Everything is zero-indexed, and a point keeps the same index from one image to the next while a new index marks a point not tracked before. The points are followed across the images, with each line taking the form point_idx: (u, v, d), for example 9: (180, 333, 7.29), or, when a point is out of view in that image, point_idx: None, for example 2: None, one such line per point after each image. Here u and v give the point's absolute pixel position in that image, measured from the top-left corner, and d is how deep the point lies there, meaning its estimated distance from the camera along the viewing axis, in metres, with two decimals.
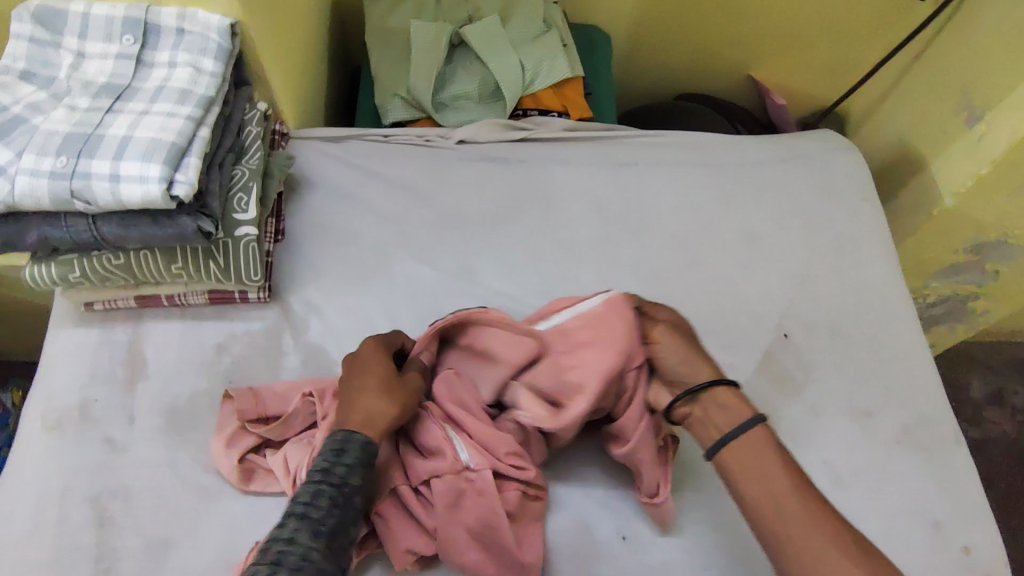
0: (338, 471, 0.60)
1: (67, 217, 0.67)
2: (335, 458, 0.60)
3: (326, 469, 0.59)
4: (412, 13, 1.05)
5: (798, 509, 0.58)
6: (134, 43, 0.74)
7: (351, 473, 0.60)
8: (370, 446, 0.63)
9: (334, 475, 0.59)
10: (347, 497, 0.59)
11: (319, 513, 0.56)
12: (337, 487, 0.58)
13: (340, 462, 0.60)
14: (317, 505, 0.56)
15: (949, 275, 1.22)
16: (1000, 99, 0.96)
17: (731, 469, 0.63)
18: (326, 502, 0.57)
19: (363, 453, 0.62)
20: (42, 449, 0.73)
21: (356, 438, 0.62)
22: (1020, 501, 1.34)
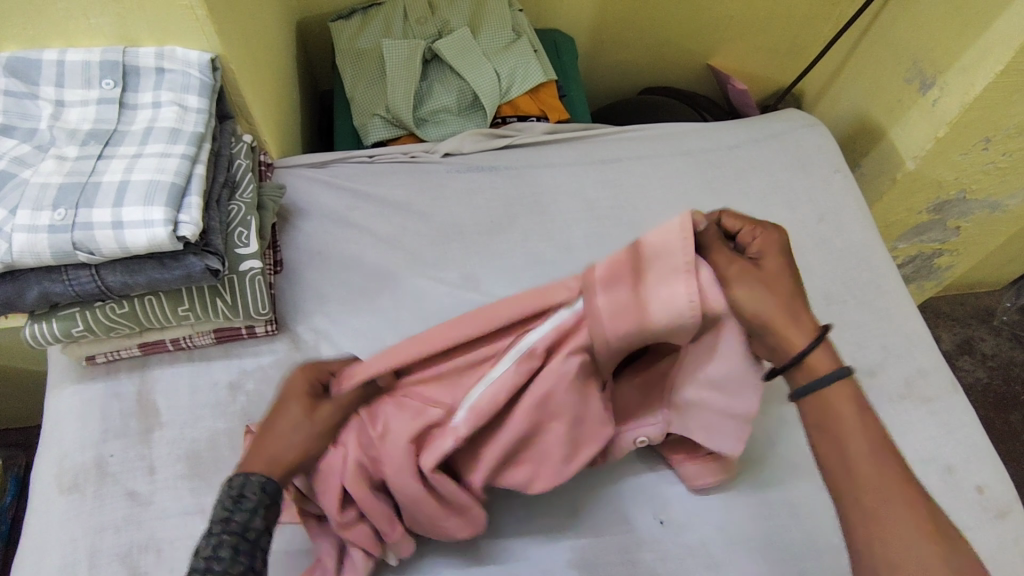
0: (239, 518, 0.54)
1: (68, 269, 0.66)
2: (233, 506, 0.54)
3: (226, 518, 0.54)
4: (382, 33, 1.07)
5: (887, 476, 0.53)
6: (115, 87, 0.73)
7: (252, 519, 0.54)
8: (270, 486, 0.56)
9: (234, 523, 0.53)
10: (255, 544, 0.54)
11: (222, 565, 0.51)
12: (240, 534, 0.53)
13: (241, 509, 0.54)
14: (219, 558, 0.52)
15: (915, 236, 1.28)
16: (949, 66, 1.02)
17: (826, 435, 0.56)
18: (229, 553, 0.52)
19: (264, 496, 0.55)
20: (61, 513, 0.70)
21: (253, 481, 0.56)
22: (1001, 441, 1.42)
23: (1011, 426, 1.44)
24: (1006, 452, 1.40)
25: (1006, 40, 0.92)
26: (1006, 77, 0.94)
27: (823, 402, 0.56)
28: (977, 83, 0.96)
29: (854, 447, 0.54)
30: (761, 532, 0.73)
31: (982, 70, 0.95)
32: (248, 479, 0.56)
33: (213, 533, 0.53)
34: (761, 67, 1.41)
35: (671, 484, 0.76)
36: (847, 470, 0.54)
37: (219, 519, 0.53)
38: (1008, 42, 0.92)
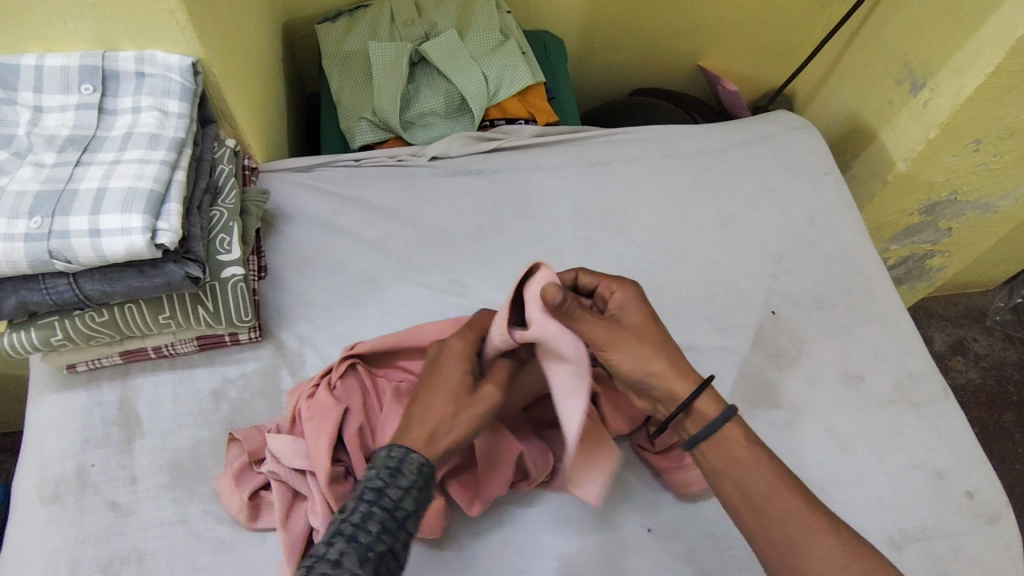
0: (393, 494, 0.53)
1: (46, 278, 0.65)
2: (390, 478, 0.54)
3: (379, 489, 0.53)
4: (369, 35, 1.06)
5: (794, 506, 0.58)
6: (94, 92, 0.72)
7: (404, 496, 0.54)
8: (428, 468, 0.56)
9: (386, 497, 0.53)
10: (399, 524, 0.53)
11: (368, 539, 0.51)
12: (389, 511, 0.53)
13: (395, 484, 0.54)
14: (366, 529, 0.51)
15: (907, 238, 1.27)
16: (939, 67, 1.01)
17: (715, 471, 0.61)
18: (378, 528, 0.52)
19: (421, 477, 0.55)
20: (41, 524, 0.69)
21: (414, 457, 0.56)
22: (993, 442, 1.41)
23: (1003, 426, 1.44)
24: (998, 452, 1.40)
25: (995, 41, 0.92)
26: (997, 77, 0.94)
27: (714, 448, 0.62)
28: (967, 84, 0.96)
29: (752, 486, 0.59)
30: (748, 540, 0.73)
31: (973, 71, 0.95)
32: (408, 454, 0.56)
33: (365, 501, 0.53)
34: (752, 68, 1.41)
35: (659, 490, 0.75)
36: (763, 515, 0.59)
37: (373, 489, 0.53)
38: (997, 43, 0.92)
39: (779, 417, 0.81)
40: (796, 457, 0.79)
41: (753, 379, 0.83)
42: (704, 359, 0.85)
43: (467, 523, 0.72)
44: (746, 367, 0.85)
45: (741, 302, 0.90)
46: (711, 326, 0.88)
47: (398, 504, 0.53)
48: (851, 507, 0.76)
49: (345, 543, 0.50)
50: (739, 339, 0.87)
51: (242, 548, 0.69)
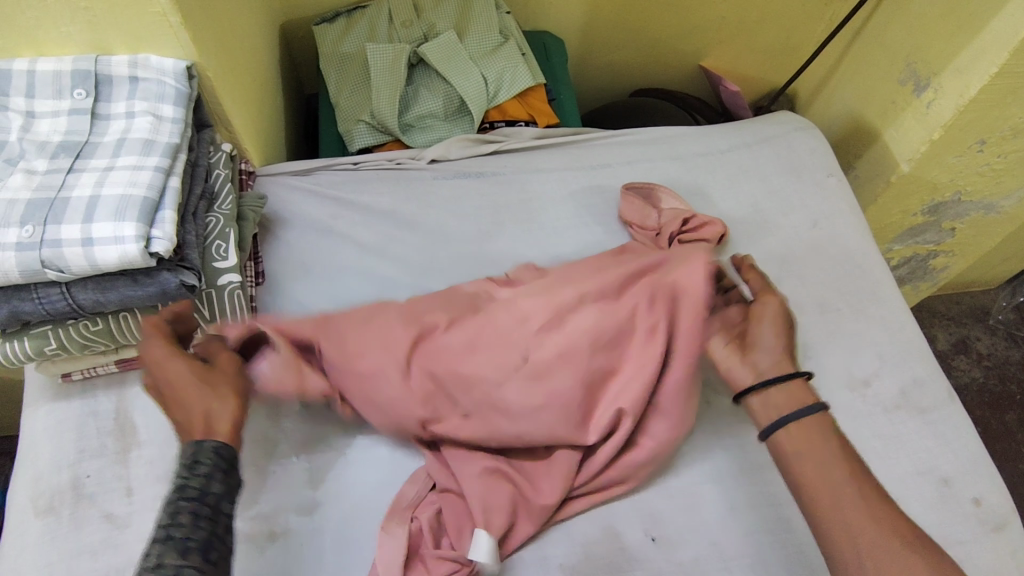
0: (196, 484, 0.55)
1: (38, 288, 0.64)
2: (187, 474, 0.56)
3: (182, 485, 0.55)
4: (367, 37, 1.05)
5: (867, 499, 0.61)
6: (87, 97, 0.71)
7: (209, 482, 0.56)
8: (225, 451, 0.59)
9: (190, 489, 0.55)
10: (215, 508, 0.55)
11: (183, 531, 0.53)
12: (198, 499, 0.55)
13: (196, 475, 0.56)
14: (178, 524, 0.53)
15: (910, 238, 1.26)
16: (943, 67, 1.00)
17: (783, 451, 0.67)
18: (188, 518, 0.53)
19: (220, 460, 0.58)
20: (36, 537, 0.68)
21: (206, 445, 0.58)
22: (997, 443, 1.40)
23: (1007, 426, 1.43)
24: (1001, 451, 1.39)
25: (998, 42, 0.91)
26: (1002, 78, 0.92)
27: (802, 431, 0.66)
28: (971, 85, 0.95)
29: (816, 473, 0.64)
30: (754, 549, 0.72)
31: (977, 71, 0.94)
32: (200, 445, 0.58)
33: (171, 502, 0.54)
34: (755, 67, 1.40)
35: (664, 499, 0.74)
36: (827, 492, 0.62)
37: (175, 490, 0.55)
38: (1001, 44, 0.91)
39: None
40: None
41: None
42: None
43: None
44: None
45: None
46: None
47: (204, 490, 0.55)
48: None
49: (161, 544, 0.52)
50: None
51: None
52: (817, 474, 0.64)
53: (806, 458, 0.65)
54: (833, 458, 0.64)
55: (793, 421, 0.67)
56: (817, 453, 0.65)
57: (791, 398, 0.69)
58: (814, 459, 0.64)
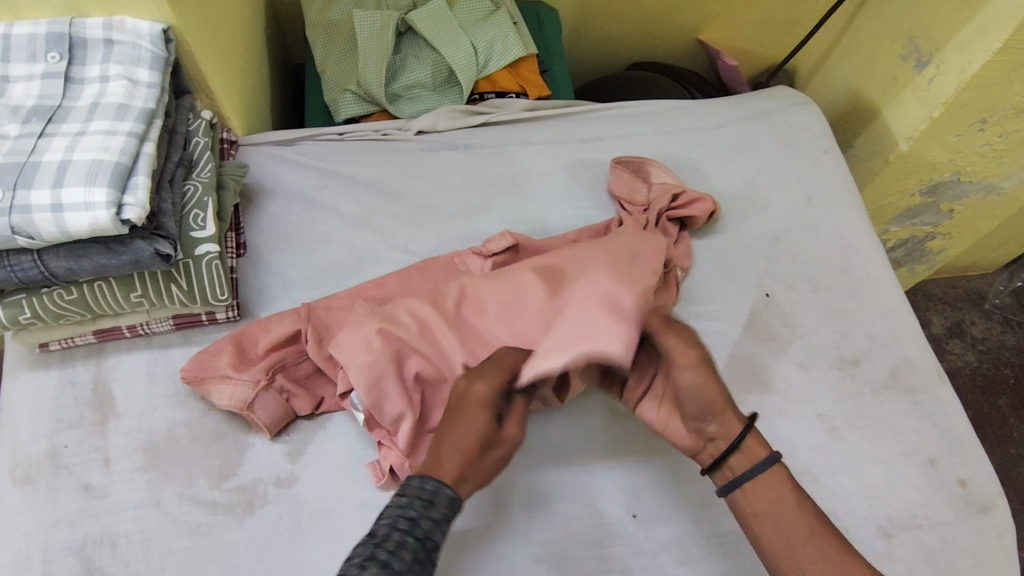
0: (425, 525, 0.55)
1: (10, 255, 0.62)
2: (423, 509, 0.55)
3: (414, 519, 0.54)
4: (354, 5, 1.03)
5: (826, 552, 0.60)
6: (61, 60, 0.69)
7: (435, 529, 0.55)
8: (456, 504, 0.58)
9: (420, 528, 0.54)
10: (428, 555, 0.54)
11: (401, 566, 0.51)
12: (421, 541, 0.54)
13: (428, 515, 0.55)
14: (403, 560, 0.52)
15: (908, 218, 1.24)
16: (945, 42, 0.97)
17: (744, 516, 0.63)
18: (411, 556, 0.52)
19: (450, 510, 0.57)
20: (13, 507, 0.67)
21: (446, 492, 0.57)
22: (988, 427, 1.40)
23: (999, 410, 1.42)
24: (993, 435, 1.39)
25: (1003, 17, 0.89)
26: (1006, 54, 0.90)
27: (757, 489, 0.62)
28: (973, 62, 0.92)
29: (778, 527, 0.61)
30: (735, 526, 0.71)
31: (980, 48, 0.91)
32: (440, 488, 0.57)
33: (401, 529, 0.53)
34: (752, 42, 1.37)
35: (646, 476, 0.73)
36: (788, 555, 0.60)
37: (409, 519, 0.54)
38: (1005, 19, 0.88)
39: (771, 401, 0.79)
40: (784, 442, 0.77)
41: (745, 363, 0.81)
42: (694, 342, 0.83)
43: None
44: (738, 350, 0.83)
45: (734, 283, 0.88)
46: (703, 309, 0.85)
47: (429, 535, 0.55)
48: (842, 495, 0.75)
49: (376, 568, 0.50)
50: (731, 323, 0.85)
51: (219, 531, 0.67)
52: (773, 531, 0.61)
53: (768, 516, 0.62)
54: (790, 511, 0.61)
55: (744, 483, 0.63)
56: (784, 509, 0.61)
57: (745, 453, 0.64)
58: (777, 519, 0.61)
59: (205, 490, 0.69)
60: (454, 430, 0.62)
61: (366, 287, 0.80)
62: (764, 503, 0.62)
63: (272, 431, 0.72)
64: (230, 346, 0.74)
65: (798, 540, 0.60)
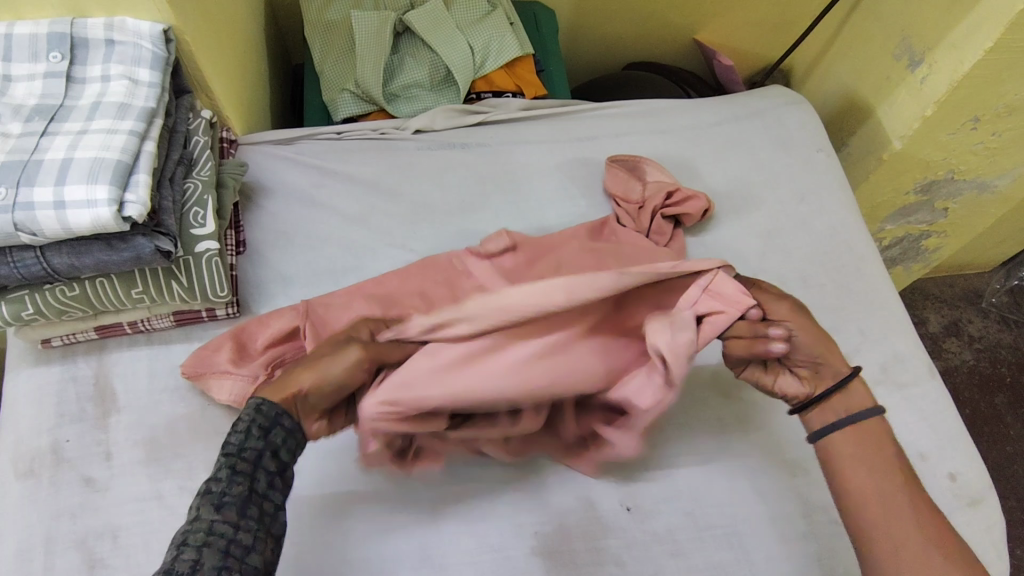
0: (233, 440, 0.55)
1: (13, 251, 0.63)
2: (229, 431, 0.55)
3: (221, 442, 0.55)
4: (352, 6, 1.04)
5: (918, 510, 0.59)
6: (63, 60, 0.70)
7: (249, 439, 0.55)
8: (266, 407, 0.57)
9: (227, 445, 0.54)
10: (254, 465, 0.54)
11: (221, 486, 0.52)
12: (240, 456, 0.54)
13: (233, 432, 0.55)
14: (218, 478, 0.52)
15: (902, 217, 1.25)
16: (937, 42, 0.98)
17: (828, 460, 0.62)
18: (228, 472, 0.53)
19: (261, 419, 0.56)
20: (16, 500, 0.69)
21: (249, 406, 0.57)
22: (984, 424, 1.41)
23: (994, 407, 1.43)
24: (988, 433, 1.40)
25: (995, 16, 0.90)
26: (997, 53, 0.91)
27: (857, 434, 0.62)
28: (965, 61, 0.93)
29: (876, 475, 0.60)
30: (728, 520, 0.72)
31: (971, 47, 0.92)
32: (245, 408, 0.57)
33: (214, 458, 0.54)
34: (748, 41, 1.38)
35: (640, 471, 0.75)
36: (877, 503, 0.59)
37: (216, 442, 0.55)
38: (997, 17, 0.89)
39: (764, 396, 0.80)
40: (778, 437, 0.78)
41: None
42: None
43: (445, 500, 0.71)
44: None
45: None
46: None
47: (245, 447, 0.54)
48: None
49: (201, 499, 0.52)
50: None
51: None
52: (860, 481, 0.60)
53: (850, 468, 0.61)
54: (888, 461, 0.61)
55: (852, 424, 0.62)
56: (873, 464, 0.61)
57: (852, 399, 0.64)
58: (860, 467, 0.60)
59: None
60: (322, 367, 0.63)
61: (364, 284, 0.81)
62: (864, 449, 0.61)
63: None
64: (229, 342, 0.75)
65: (888, 491, 0.59)
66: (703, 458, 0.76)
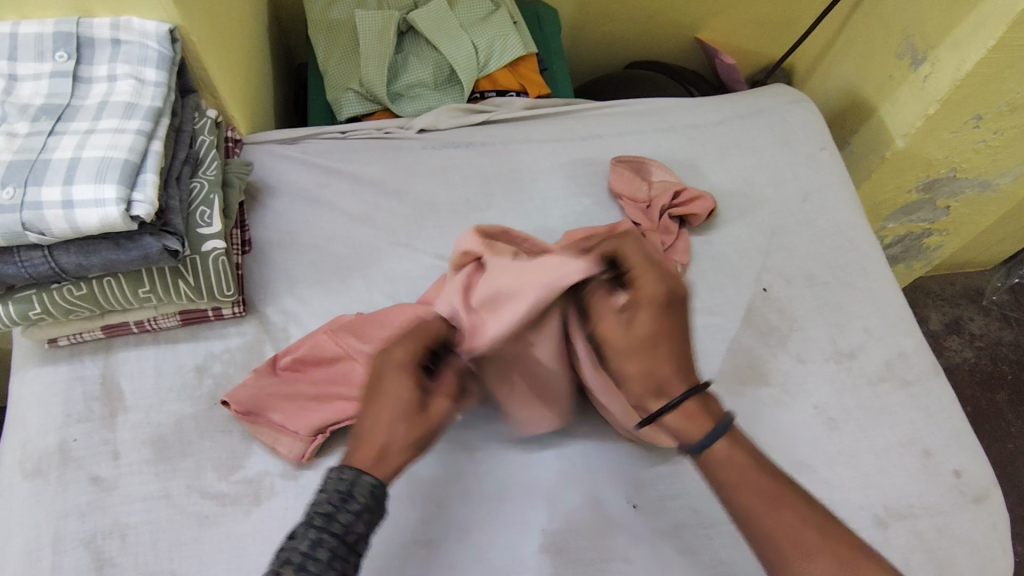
0: (344, 519, 0.51)
1: (21, 250, 0.63)
2: (340, 503, 0.51)
3: (327, 514, 0.50)
4: (356, 5, 1.04)
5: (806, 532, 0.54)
6: (69, 59, 0.70)
7: (357, 521, 0.51)
8: (379, 491, 0.54)
9: (337, 522, 0.50)
10: (351, 550, 0.50)
11: (319, 568, 0.47)
12: (341, 537, 0.50)
13: (347, 508, 0.51)
14: (318, 559, 0.48)
15: (905, 215, 1.25)
16: (940, 40, 0.99)
17: (711, 477, 0.59)
18: (327, 554, 0.48)
19: (373, 500, 0.53)
20: (24, 499, 0.69)
21: (365, 480, 0.53)
22: (986, 422, 1.41)
23: (996, 405, 1.44)
24: (990, 430, 1.40)
25: (997, 15, 0.90)
26: (999, 52, 0.91)
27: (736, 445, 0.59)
28: (968, 60, 0.94)
29: (760, 493, 0.56)
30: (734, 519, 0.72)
31: (974, 46, 0.93)
32: (359, 477, 0.53)
33: (314, 528, 0.49)
34: (751, 40, 1.39)
35: (648, 467, 0.75)
36: (772, 516, 0.55)
37: (323, 515, 0.50)
38: (999, 15, 0.89)
39: (769, 396, 0.81)
40: (783, 435, 0.78)
41: (742, 357, 0.83)
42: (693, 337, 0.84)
43: (453, 501, 0.71)
44: (736, 344, 0.84)
45: (732, 278, 0.89)
46: (701, 303, 0.86)
47: (350, 528, 0.51)
48: (836, 484, 0.76)
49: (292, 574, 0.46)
50: (729, 317, 0.86)
51: (226, 522, 0.68)
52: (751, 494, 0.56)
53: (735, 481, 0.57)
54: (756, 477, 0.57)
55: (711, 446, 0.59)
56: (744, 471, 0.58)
57: (696, 420, 0.60)
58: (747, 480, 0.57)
59: (213, 482, 0.70)
60: (379, 406, 0.60)
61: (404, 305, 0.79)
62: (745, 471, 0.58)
63: (310, 455, 0.72)
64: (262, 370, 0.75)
65: (784, 515, 0.55)
66: None
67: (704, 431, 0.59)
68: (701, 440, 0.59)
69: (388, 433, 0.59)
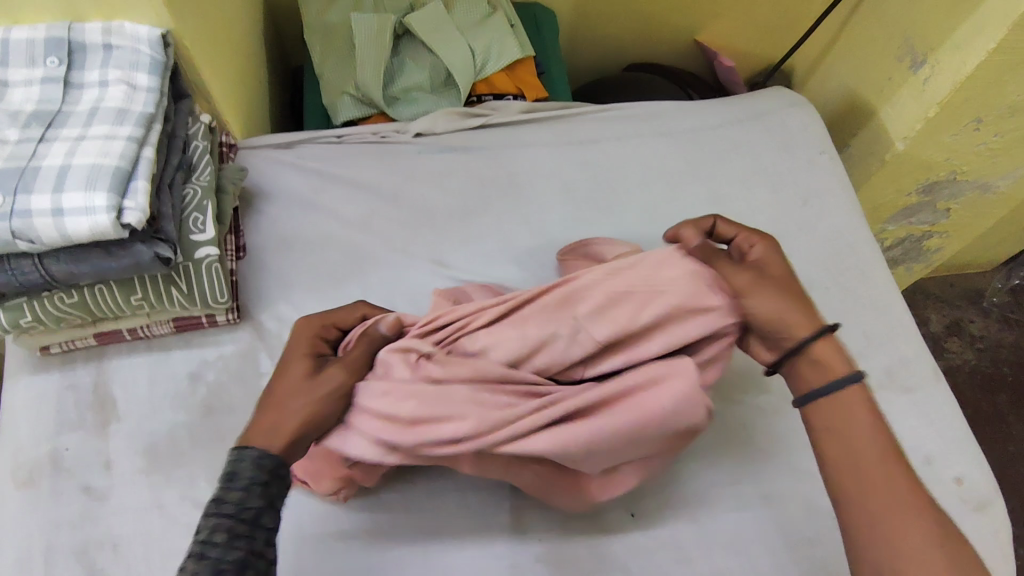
0: (234, 497, 0.52)
1: (11, 259, 0.63)
2: (229, 484, 0.53)
3: (218, 498, 0.52)
4: (352, 7, 1.03)
5: (899, 495, 0.54)
6: (60, 65, 0.69)
7: (247, 496, 0.53)
8: (267, 461, 0.55)
9: (227, 502, 0.52)
10: (251, 524, 0.52)
11: (218, 547, 0.50)
12: (235, 514, 0.52)
13: (234, 488, 0.53)
14: (215, 540, 0.50)
15: (905, 218, 1.24)
16: (940, 42, 0.98)
17: (821, 418, 0.60)
18: (224, 534, 0.51)
19: (261, 471, 0.54)
20: (15, 509, 0.68)
21: (243, 458, 0.55)
22: (986, 425, 1.41)
23: (997, 408, 1.43)
24: (991, 434, 1.39)
25: (998, 17, 0.89)
26: (1000, 54, 0.91)
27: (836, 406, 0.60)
28: (967, 62, 0.93)
29: (863, 444, 0.57)
30: (733, 528, 0.72)
31: (974, 48, 0.92)
32: (237, 456, 0.55)
33: (211, 513, 0.52)
34: (750, 43, 1.38)
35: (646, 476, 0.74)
36: (875, 467, 0.56)
37: (213, 499, 0.52)
38: (999, 18, 0.89)
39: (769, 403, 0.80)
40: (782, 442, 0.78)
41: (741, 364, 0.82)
42: None
43: (449, 510, 0.70)
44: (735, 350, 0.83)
45: None
46: None
47: (243, 504, 0.52)
48: None
49: (195, 562, 0.49)
50: None
51: None
52: (840, 447, 0.58)
53: (841, 427, 0.59)
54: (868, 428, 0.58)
55: (829, 395, 0.60)
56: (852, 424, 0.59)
57: (825, 368, 0.62)
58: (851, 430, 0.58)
59: (206, 492, 0.70)
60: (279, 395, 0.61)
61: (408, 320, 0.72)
62: (843, 420, 0.59)
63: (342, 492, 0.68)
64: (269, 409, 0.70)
65: (867, 464, 0.56)
66: (707, 463, 0.75)
67: (837, 377, 0.61)
68: (830, 386, 0.61)
69: (277, 416, 0.59)
